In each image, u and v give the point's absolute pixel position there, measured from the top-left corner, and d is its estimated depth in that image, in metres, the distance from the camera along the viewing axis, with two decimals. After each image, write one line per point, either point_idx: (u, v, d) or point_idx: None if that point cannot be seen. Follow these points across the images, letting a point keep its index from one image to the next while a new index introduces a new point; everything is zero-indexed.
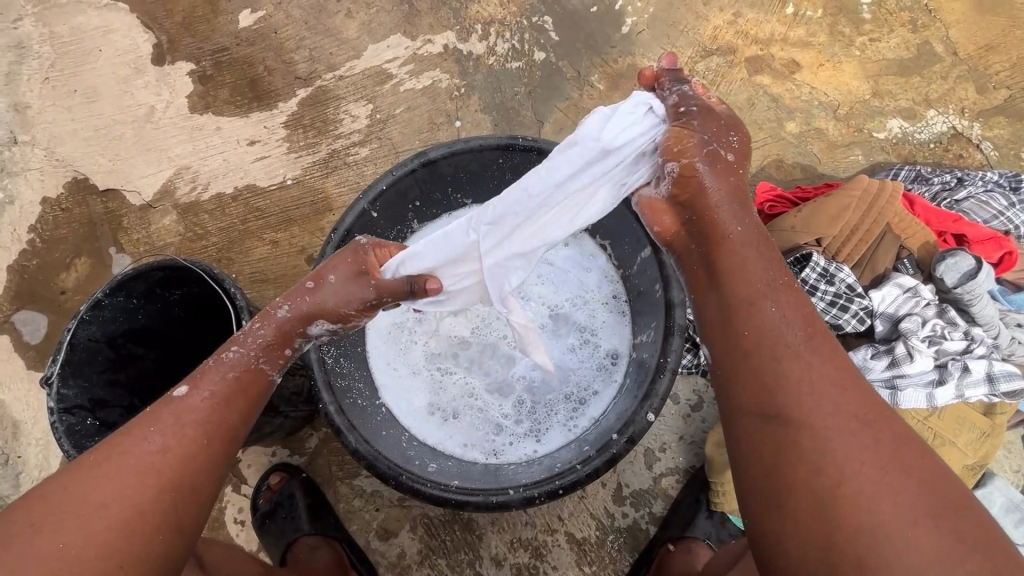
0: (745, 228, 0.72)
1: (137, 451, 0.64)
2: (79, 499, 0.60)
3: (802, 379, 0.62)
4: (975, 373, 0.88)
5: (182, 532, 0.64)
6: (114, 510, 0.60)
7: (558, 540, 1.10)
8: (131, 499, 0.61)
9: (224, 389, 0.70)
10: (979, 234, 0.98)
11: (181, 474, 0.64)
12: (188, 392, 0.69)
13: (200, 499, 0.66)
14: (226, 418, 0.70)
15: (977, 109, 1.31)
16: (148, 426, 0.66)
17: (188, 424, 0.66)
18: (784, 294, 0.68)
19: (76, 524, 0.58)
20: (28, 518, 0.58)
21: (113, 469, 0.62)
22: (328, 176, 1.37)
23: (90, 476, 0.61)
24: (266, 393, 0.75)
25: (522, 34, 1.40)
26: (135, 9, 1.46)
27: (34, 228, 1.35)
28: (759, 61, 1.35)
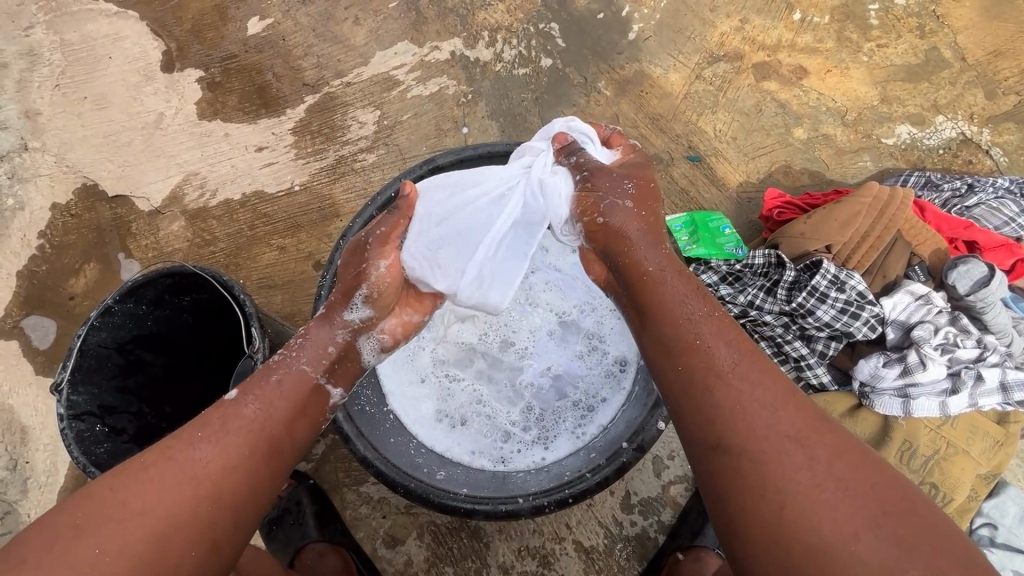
0: (663, 268, 0.72)
1: (181, 457, 0.64)
2: (120, 503, 0.60)
3: (744, 403, 0.62)
4: (989, 382, 0.87)
5: (216, 547, 0.62)
6: (152, 520, 0.60)
7: (566, 549, 1.09)
8: (169, 508, 0.61)
9: (269, 398, 0.70)
10: (990, 241, 0.97)
11: (218, 487, 0.63)
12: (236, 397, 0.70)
13: (237, 513, 0.64)
14: (267, 429, 0.68)
15: (986, 115, 1.30)
16: (196, 432, 0.66)
17: (230, 433, 0.66)
18: (713, 324, 0.68)
19: (113, 531, 0.58)
20: (71, 520, 0.59)
21: (156, 475, 0.62)
22: (336, 183, 1.38)
23: (135, 480, 0.62)
24: (314, 407, 0.74)
25: (529, 40, 1.40)
26: (145, 17, 1.47)
27: (44, 234, 1.35)
28: (766, 67, 1.35)
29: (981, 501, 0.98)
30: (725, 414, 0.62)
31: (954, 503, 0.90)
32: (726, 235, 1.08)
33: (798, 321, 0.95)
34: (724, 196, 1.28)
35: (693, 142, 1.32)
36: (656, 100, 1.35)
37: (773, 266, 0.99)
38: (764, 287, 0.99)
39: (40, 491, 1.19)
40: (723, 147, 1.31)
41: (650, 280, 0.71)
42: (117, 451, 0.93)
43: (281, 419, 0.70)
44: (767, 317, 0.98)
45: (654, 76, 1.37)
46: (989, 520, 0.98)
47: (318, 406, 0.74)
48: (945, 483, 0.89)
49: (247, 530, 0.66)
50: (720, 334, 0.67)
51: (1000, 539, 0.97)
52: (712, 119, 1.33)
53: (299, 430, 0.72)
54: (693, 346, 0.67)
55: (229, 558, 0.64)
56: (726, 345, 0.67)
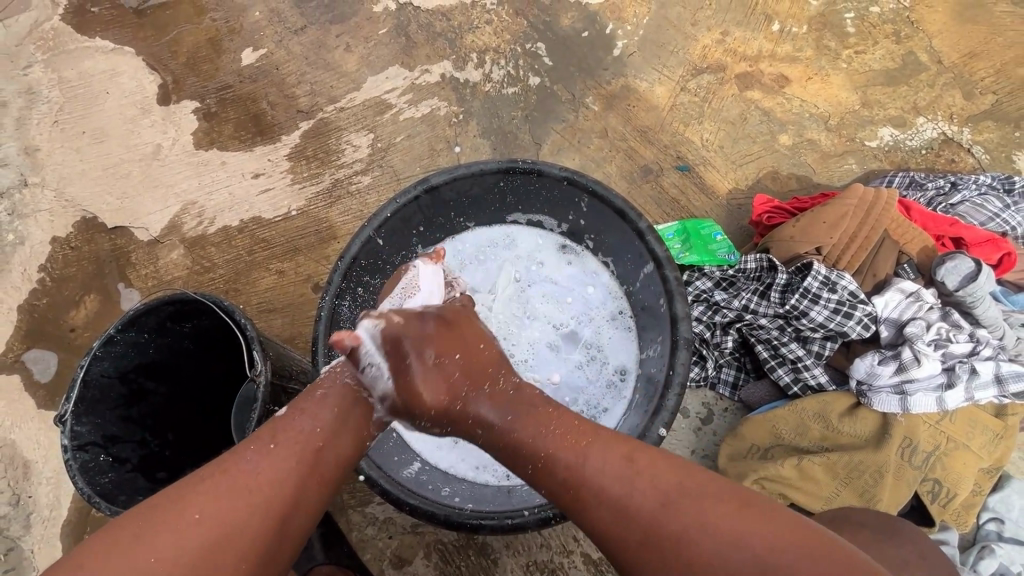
0: (500, 408, 0.72)
1: (234, 468, 0.63)
2: (175, 514, 0.59)
3: (631, 509, 0.60)
4: (983, 375, 0.87)
5: (266, 563, 0.61)
6: (208, 530, 0.59)
7: (575, 562, 1.08)
8: (223, 519, 0.60)
9: (320, 412, 0.71)
10: (976, 237, 0.99)
11: (270, 499, 0.62)
12: (286, 411, 0.71)
13: (286, 528, 0.63)
14: (316, 441, 0.69)
15: (965, 114, 1.33)
16: (248, 445, 0.66)
17: (279, 444, 0.66)
18: (567, 441, 0.67)
19: (171, 540, 0.57)
20: (128, 530, 0.58)
21: (210, 487, 0.61)
22: (332, 206, 1.40)
23: (190, 492, 0.61)
24: (362, 422, 0.74)
25: (517, 60, 1.44)
26: (141, 52, 1.51)
27: (44, 268, 1.37)
28: (749, 77, 1.39)
29: (986, 496, 0.98)
30: (620, 528, 0.60)
31: (958, 498, 0.89)
32: (719, 241, 1.09)
33: (793, 323, 0.97)
34: (714, 203, 1.30)
35: (682, 152, 1.34)
36: (643, 113, 1.38)
37: (765, 270, 1.01)
38: (758, 291, 1.00)
39: (43, 525, 1.18)
40: (711, 156, 1.34)
41: (502, 428, 0.71)
42: (122, 480, 0.92)
43: (331, 434, 0.70)
44: (762, 320, 1.00)
45: (641, 89, 1.40)
46: (995, 514, 0.98)
47: (365, 418, 0.75)
48: (948, 479, 0.89)
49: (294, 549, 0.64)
50: (580, 449, 0.66)
51: (1008, 533, 0.96)
52: (699, 129, 1.36)
53: (346, 446, 0.71)
54: (568, 476, 0.65)
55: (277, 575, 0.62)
56: (585, 447, 0.66)
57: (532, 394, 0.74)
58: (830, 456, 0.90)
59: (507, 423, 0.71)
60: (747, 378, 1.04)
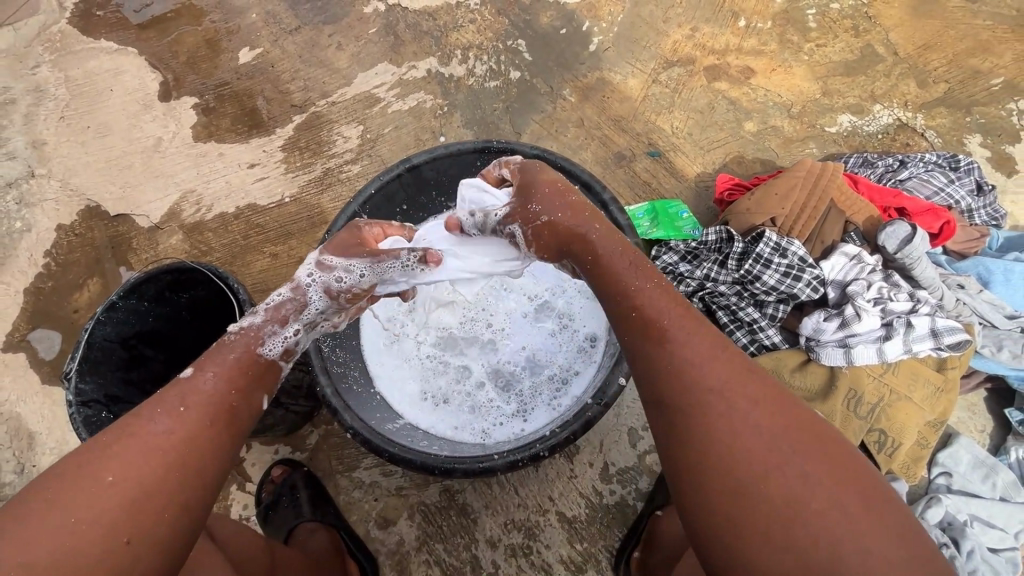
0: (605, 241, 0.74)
1: (148, 429, 0.63)
2: (89, 475, 0.59)
3: (701, 382, 0.61)
4: (921, 329, 0.93)
5: (192, 512, 0.63)
6: (125, 491, 0.59)
7: (550, 520, 1.13)
8: (141, 478, 0.60)
9: (228, 372, 0.70)
10: (918, 207, 1.06)
11: (187, 455, 0.63)
12: (192, 372, 0.69)
13: (206, 480, 0.64)
14: (228, 400, 0.69)
15: (919, 102, 1.41)
16: (153, 407, 0.65)
17: (188, 406, 0.65)
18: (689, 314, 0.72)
19: (89, 502, 0.57)
20: (43, 494, 0.58)
21: (119, 448, 0.61)
22: (323, 193, 1.47)
23: (102, 455, 0.60)
24: (272, 378, 0.75)
25: (499, 56, 1.53)
26: (144, 52, 1.60)
27: (50, 253, 1.44)
28: (717, 69, 1.47)
29: (934, 451, 1.04)
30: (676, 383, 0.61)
31: (902, 447, 0.95)
32: (685, 218, 1.19)
33: (748, 288, 1.03)
34: (684, 186, 1.38)
35: (653, 139, 1.42)
36: (617, 103, 1.46)
37: (724, 242, 1.08)
38: (718, 261, 1.07)
39: None
40: (681, 143, 1.42)
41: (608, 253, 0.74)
42: None
43: (240, 392, 0.70)
44: (722, 287, 1.06)
45: (615, 81, 1.48)
46: (944, 468, 1.04)
47: (275, 380, 0.76)
48: (893, 429, 0.95)
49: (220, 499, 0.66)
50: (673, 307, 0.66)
51: (955, 485, 1.02)
52: (669, 117, 1.44)
53: (258, 400, 0.73)
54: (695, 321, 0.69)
55: (204, 522, 0.64)
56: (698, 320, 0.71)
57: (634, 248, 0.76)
58: None
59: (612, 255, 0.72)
60: None
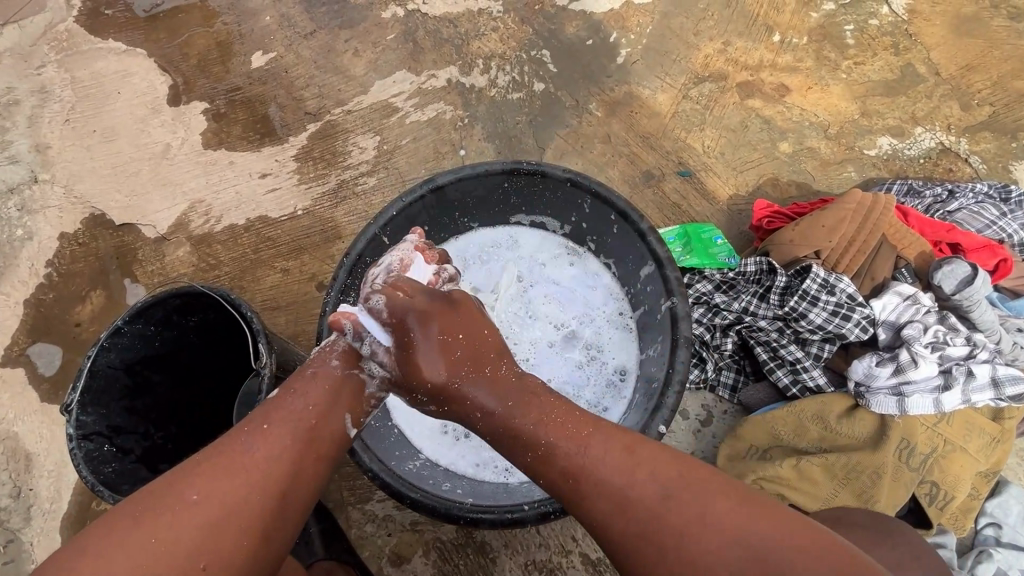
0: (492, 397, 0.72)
1: (232, 448, 0.64)
2: (175, 495, 0.60)
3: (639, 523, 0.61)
4: (980, 378, 0.90)
5: (272, 532, 0.63)
6: (207, 512, 0.60)
7: (573, 562, 1.08)
8: (225, 497, 0.61)
9: (314, 391, 0.71)
10: (973, 243, 1.02)
11: (267, 476, 0.64)
12: (279, 391, 0.71)
13: (286, 501, 0.64)
14: (310, 419, 0.69)
15: (963, 125, 1.36)
16: (242, 427, 0.67)
17: (272, 425, 0.67)
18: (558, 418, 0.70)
19: (169, 522, 0.58)
20: (130, 512, 0.59)
21: (205, 469, 0.62)
22: (337, 206, 1.42)
23: (188, 473, 0.62)
24: (355, 396, 0.75)
25: (522, 67, 1.47)
26: (153, 54, 1.54)
27: (52, 263, 1.38)
28: (750, 86, 1.41)
29: (984, 500, 0.98)
30: (633, 473, 0.64)
31: (955, 501, 0.91)
32: (719, 244, 1.11)
33: (792, 325, 0.99)
34: (716, 209, 1.32)
35: (683, 158, 1.36)
36: (646, 119, 1.40)
37: (765, 273, 1.03)
38: (757, 294, 1.03)
39: (44, 519, 1.19)
40: (712, 163, 1.36)
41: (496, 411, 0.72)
42: (125, 471, 0.93)
43: (324, 409, 0.71)
44: (762, 322, 1.02)
45: (643, 96, 1.42)
46: (993, 519, 0.98)
47: (354, 398, 0.75)
48: (945, 481, 0.91)
49: (293, 522, 0.65)
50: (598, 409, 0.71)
51: (1006, 538, 0.96)
52: (700, 135, 1.38)
53: (338, 421, 0.72)
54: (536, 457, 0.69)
55: (281, 543, 0.64)
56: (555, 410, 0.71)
57: (529, 383, 0.74)
58: (828, 457, 0.92)
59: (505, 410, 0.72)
60: (746, 380, 1.06)
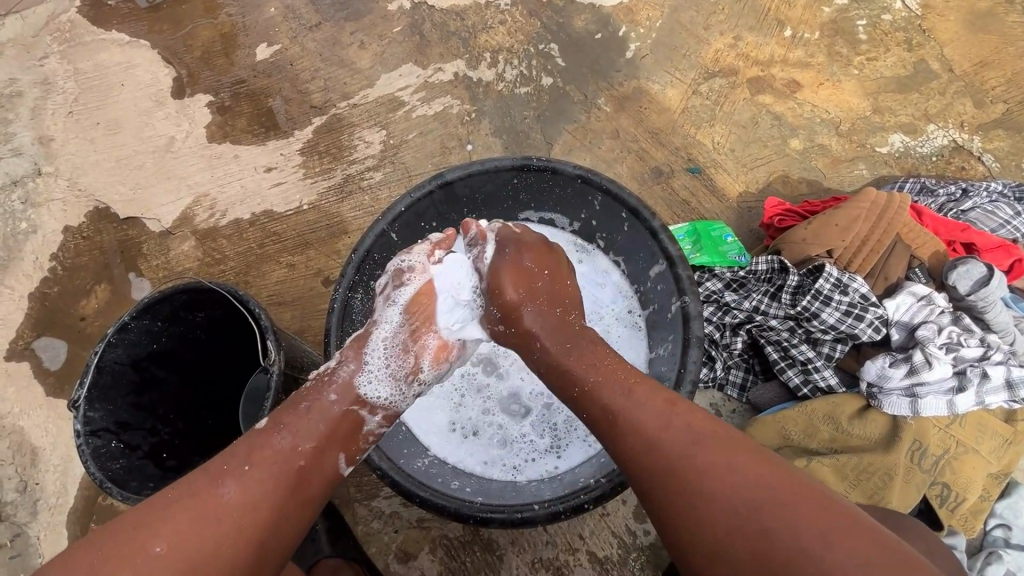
0: (554, 335, 0.79)
1: (214, 488, 0.64)
2: (144, 540, 0.58)
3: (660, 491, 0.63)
4: (994, 379, 0.89)
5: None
6: (174, 563, 0.58)
7: (580, 560, 1.08)
8: (193, 547, 0.59)
9: (300, 430, 0.71)
10: (988, 243, 1.01)
11: (244, 524, 0.62)
12: (267, 426, 0.71)
13: (262, 552, 0.63)
14: (295, 462, 0.69)
15: (976, 123, 1.34)
16: (223, 467, 0.66)
17: (255, 466, 0.66)
18: (615, 378, 0.71)
19: (132, 573, 0.57)
20: (95, 557, 0.57)
21: (179, 513, 0.61)
22: (343, 201, 1.41)
23: (157, 517, 0.60)
24: (349, 437, 0.75)
25: (530, 61, 1.45)
26: (156, 46, 1.52)
27: (56, 257, 1.37)
28: (761, 81, 1.40)
29: (994, 502, 0.98)
30: (647, 452, 0.64)
31: (966, 503, 0.90)
32: (729, 242, 1.11)
33: (804, 325, 0.99)
34: (725, 206, 1.31)
35: (693, 154, 1.35)
36: (655, 115, 1.39)
37: (776, 272, 1.02)
38: (769, 293, 1.02)
39: (50, 513, 1.19)
40: (722, 159, 1.34)
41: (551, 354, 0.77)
42: (132, 467, 0.93)
43: (312, 449, 0.71)
44: (773, 322, 1.01)
45: (652, 91, 1.41)
46: (1003, 521, 0.98)
47: (352, 435, 0.75)
48: (957, 483, 0.90)
49: (266, 572, 0.64)
50: (629, 390, 0.69)
51: (1016, 540, 0.96)
52: (710, 132, 1.37)
53: (330, 462, 0.73)
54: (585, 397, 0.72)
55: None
56: (621, 384, 0.70)
57: (567, 361, 0.76)
58: (839, 457, 0.92)
59: (558, 352, 0.77)
60: (755, 379, 1.05)
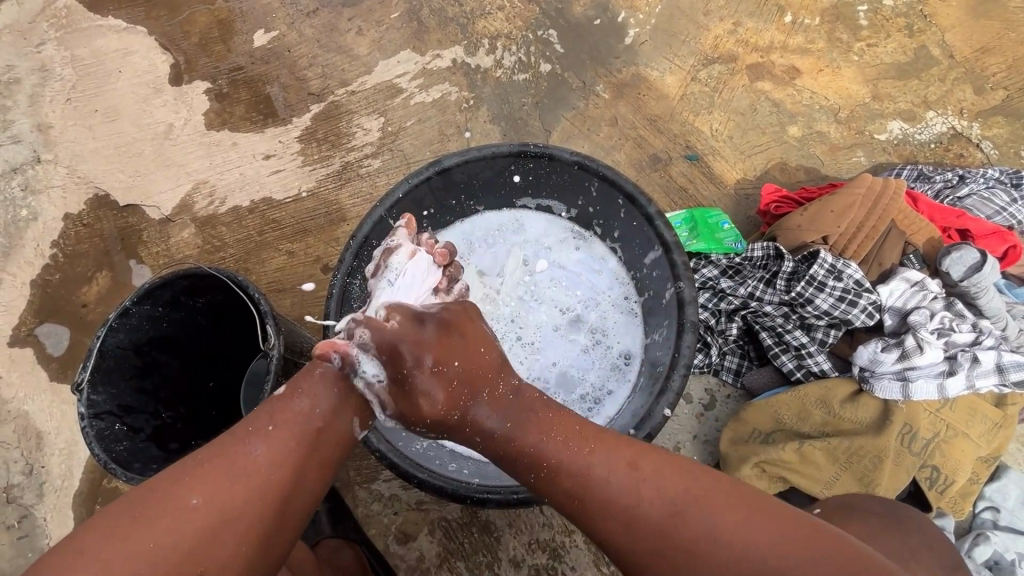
0: None
1: (241, 447, 0.65)
2: (171, 499, 0.60)
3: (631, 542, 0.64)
4: (985, 364, 0.91)
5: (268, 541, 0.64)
6: (203, 519, 0.60)
7: (576, 541, 1.10)
8: (225, 503, 0.61)
9: (320, 391, 0.71)
10: (982, 229, 1.02)
11: (270, 482, 0.64)
12: (285, 389, 0.71)
13: (285, 510, 0.65)
14: (315, 423, 0.69)
15: (975, 110, 1.34)
16: (246, 427, 0.67)
17: (276, 427, 0.67)
18: (571, 445, 0.69)
19: (164, 527, 0.58)
20: (123, 515, 0.59)
21: (203, 472, 0.62)
22: (342, 188, 1.41)
23: (190, 475, 0.62)
24: (366, 401, 0.74)
25: (528, 47, 1.44)
26: (154, 32, 1.52)
27: (57, 244, 1.38)
28: (760, 68, 1.39)
29: (983, 485, 0.99)
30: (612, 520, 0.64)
31: (955, 485, 0.92)
32: (725, 229, 1.11)
33: (798, 310, 1.00)
34: (723, 192, 1.31)
35: (691, 142, 1.35)
36: (653, 102, 1.38)
37: (772, 259, 1.04)
38: (764, 279, 1.03)
39: (56, 495, 1.21)
40: (720, 146, 1.34)
41: (503, 436, 0.71)
42: (136, 449, 0.94)
43: (331, 411, 0.71)
44: (768, 308, 1.02)
45: (651, 78, 1.40)
46: (992, 503, 1.00)
47: (366, 407, 0.74)
48: (946, 466, 0.92)
49: (291, 526, 0.66)
50: (586, 453, 0.68)
51: (1004, 521, 0.98)
52: (709, 119, 1.36)
53: (345, 424, 0.72)
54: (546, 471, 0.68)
55: (275, 552, 0.65)
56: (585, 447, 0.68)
57: None
58: (831, 441, 0.93)
59: None
60: (750, 365, 1.06)
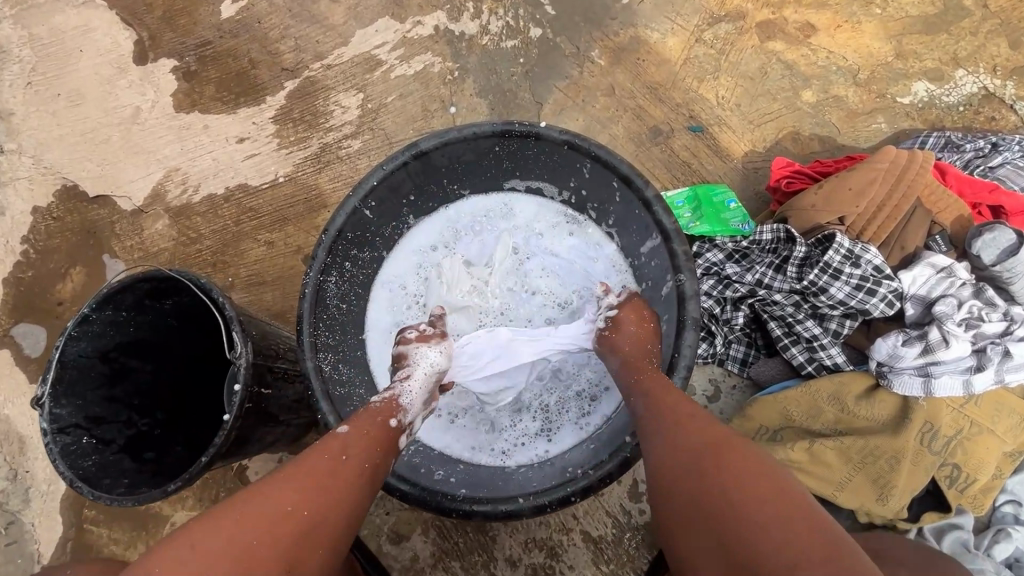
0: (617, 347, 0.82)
1: (296, 474, 0.64)
2: (257, 514, 0.59)
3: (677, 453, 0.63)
4: (1017, 357, 0.83)
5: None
6: (288, 533, 0.60)
7: (574, 540, 1.06)
8: (304, 520, 0.61)
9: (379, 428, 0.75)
10: (1016, 205, 0.94)
11: (311, 524, 0.61)
12: (350, 429, 0.72)
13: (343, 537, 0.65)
14: (376, 455, 0.72)
15: (1010, 66, 1.21)
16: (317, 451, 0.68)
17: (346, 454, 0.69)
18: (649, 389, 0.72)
19: (251, 541, 0.57)
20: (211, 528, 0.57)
21: (286, 488, 0.63)
22: (321, 172, 1.32)
23: (272, 491, 0.62)
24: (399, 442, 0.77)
25: (517, 10, 1.32)
26: (113, 6, 1.41)
27: (27, 239, 1.32)
28: (772, 25, 1.26)
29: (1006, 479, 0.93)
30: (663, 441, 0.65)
31: (976, 484, 0.86)
32: (732, 209, 1.02)
33: (810, 299, 0.92)
34: (729, 167, 1.21)
35: (695, 112, 1.24)
36: (654, 67, 1.27)
37: (782, 242, 0.95)
38: (773, 264, 0.95)
39: (43, 500, 1.18)
40: (727, 116, 1.23)
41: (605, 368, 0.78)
42: (107, 463, 0.89)
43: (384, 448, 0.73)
44: (777, 296, 0.95)
45: (651, 41, 1.28)
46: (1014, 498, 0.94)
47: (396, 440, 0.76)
48: (968, 464, 0.86)
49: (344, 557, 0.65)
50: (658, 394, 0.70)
51: None
52: (714, 85, 1.25)
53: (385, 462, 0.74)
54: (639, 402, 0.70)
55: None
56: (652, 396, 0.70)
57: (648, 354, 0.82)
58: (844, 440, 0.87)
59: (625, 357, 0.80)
60: (757, 355, 1.00)
